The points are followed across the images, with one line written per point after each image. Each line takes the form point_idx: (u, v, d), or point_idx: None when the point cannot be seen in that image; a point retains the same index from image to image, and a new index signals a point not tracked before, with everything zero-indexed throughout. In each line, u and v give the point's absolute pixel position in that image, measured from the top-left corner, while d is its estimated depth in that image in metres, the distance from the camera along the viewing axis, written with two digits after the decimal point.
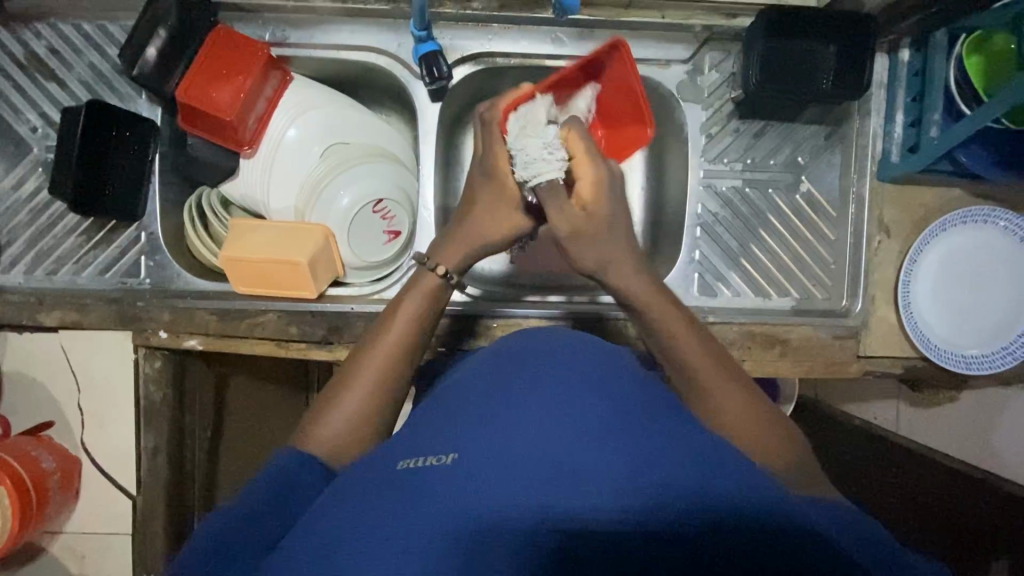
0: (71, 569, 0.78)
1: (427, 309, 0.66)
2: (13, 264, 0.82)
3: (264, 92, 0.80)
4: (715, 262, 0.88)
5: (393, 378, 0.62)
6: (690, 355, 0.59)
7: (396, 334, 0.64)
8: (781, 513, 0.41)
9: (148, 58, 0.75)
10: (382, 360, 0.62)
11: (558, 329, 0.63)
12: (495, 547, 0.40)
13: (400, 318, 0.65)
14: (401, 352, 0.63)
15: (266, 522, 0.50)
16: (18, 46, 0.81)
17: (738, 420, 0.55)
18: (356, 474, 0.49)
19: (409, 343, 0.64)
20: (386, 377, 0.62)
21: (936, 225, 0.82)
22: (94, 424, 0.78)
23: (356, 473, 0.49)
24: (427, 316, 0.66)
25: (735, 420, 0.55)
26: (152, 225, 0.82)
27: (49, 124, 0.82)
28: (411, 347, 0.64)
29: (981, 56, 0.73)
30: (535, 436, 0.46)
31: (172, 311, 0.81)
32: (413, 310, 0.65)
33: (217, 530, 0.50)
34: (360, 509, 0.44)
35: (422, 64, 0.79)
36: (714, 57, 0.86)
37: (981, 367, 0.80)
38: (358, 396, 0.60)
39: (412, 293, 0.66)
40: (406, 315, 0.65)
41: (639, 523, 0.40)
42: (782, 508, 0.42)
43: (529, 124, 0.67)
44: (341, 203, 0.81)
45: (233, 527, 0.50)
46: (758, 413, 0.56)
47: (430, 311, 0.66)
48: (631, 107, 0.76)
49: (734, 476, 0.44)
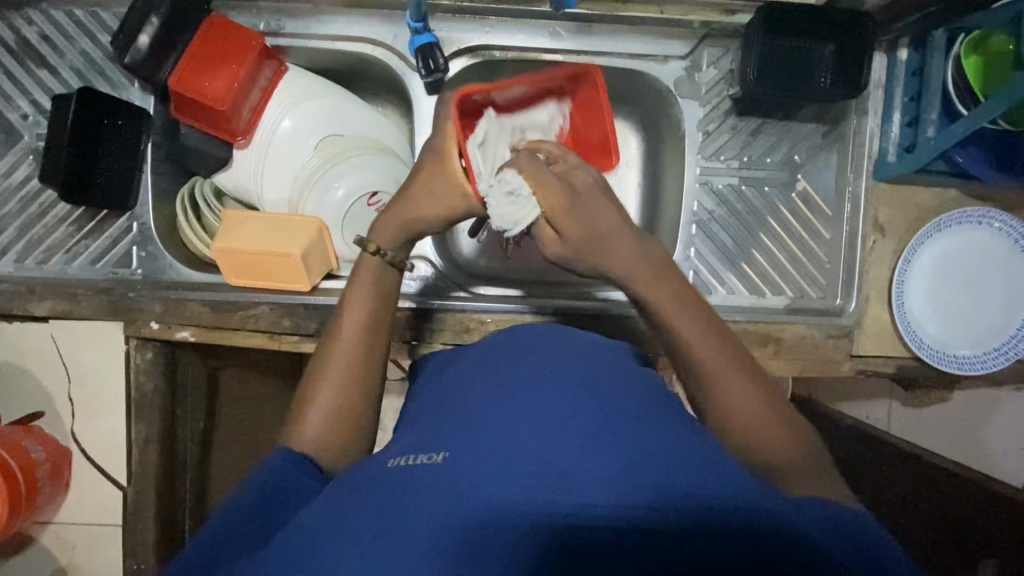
0: (62, 559, 0.78)
1: (382, 291, 0.67)
2: (3, 254, 0.81)
3: (258, 82, 0.79)
4: (710, 260, 0.88)
5: (368, 368, 0.63)
6: (707, 356, 0.56)
7: (354, 313, 0.65)
8: (773, 517, 0.41)
9: (140, 45, 0.74)
10: (352, 347, 0.63)
11: (550, 326, 0.62)
12: (487, 549, 0.40)
13: (358, 302, 0.66)
14: (369, 337, 0.64)
15: (259, 524, 0.49)
16: (10, 32, 0.80)
17: (759, 421, 0.53)
18: (347, 473, 0.49)
19: (366, 319, 0.65)
20: (362, 366, 0.63)
21: (931, 225, 0.82)
22: (86, 414, 0.78)
23: (347, 472, 0.49)
24: (385, 296, 0.67)
25: (751, 418, 0.54)
26: (144, 215, 0.81)
27: (41, 112, 0.81)
28: (377, 330, 0.65)
29: (980, 56, 0.72)
30: (527, 437, 0.46)
31: (163, 303, 0.80)
32: (368, 295, 0.66)
33: (212, 530, 0.49)
34: (351, 505, 0.44)
35: (418, 56, 0.79)
36: (712, 53, 0.85)
37: (972, 367, 0.81)
38: (331, 387, 0.61)
39: (362, 276, 0.67)
40: (361, 297, 0.66)
41: (629, 520, 0.40)
42: (775, 512, 0.42)
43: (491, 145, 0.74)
44: (336, 195, 0.81)
45: (228, 524, 0.49)
46: (778, 415, 0.54)
47: (386, 292, 0.67)
48: (599, 142, 0.80)
49: (722, 475, 0.44)
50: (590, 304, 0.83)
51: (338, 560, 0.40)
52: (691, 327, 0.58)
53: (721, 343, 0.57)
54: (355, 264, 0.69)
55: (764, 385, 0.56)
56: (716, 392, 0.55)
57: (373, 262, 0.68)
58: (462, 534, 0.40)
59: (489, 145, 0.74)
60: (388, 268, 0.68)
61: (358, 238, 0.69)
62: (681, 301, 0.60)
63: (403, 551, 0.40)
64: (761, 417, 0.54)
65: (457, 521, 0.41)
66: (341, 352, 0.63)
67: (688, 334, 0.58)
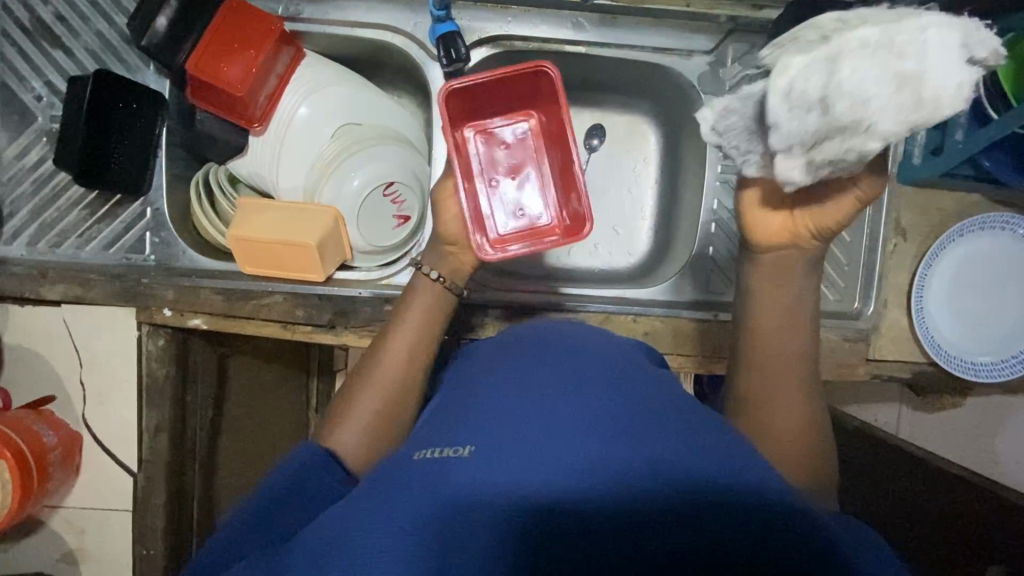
0: (72, 543, 0.78)
1: (429, 310, 0.70)
2: (15, 237, 0.80)
3: (276, 68, 0.78)
4: (727, 255, 0.86)
5: (410, 386, 0.66)
6: (775, 353, 0.58)
7: (405, 324, 0.69)
8: (804, 526, 0.40)
9: (158, 28, 0.73)
10: (396, 361, 0.67)
11: (586, 324, 0.62)
12: (505, 546, 0.39)
13: (406, 317, 0.69)
14: (413, 357, 0.67)
15: (287, 522, 0.51)
16: (24, 11, 0.79)
17: (786, 432, 0.56)
18: (376, 467, 0.50)
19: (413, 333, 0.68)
20: (402, 379, 0.66)
21: (953, 230, 0.82)
22: (96, 399, 0.78)
23: (376, 466, 0.50)
24: (437, 319, 0.71)
25: (784, 430, 0.56)
26: (158, 202, 0.81)
27: (54, 93, 0.80)
28: (422, 348, 0.68)
29: (1015, 58, 0.70)
30: (550, 428, 0.45)
31: (176, 289, 0.79)
32: (419, 317, 0.70)
33: (242, 522, 0.51)
34: (376, 502, 0.44)
35: (439, 45, 0.78)
36: (738, 49, 0.82)
37: (991, 375, 0.80)
38: (373, 393, 0.64)
39: (416, 297, 0.71)
40: (412, 316, 0.69)
41: (655, 512, 0.39)
42: (807, 520, 0.40)
43: (839, 147, 0.46)
44: (351, 185, 0.79)
45: (255, 515, 0.51)
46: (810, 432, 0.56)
47: (438, 317, 0.71)
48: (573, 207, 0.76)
49: (754, 475, 0.43)
50: (607, 304, 0.82)
51: (363, 553, 0.41)
52: (778, 332, 0.59)
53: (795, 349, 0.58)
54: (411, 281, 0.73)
55: (811, 410, 0.57)
56: (769, 397, 0.57)
57: (431, 285, 0.71)
58: (482, 528, 0.40)
59: (859, 138, 0.45)
60: (441, 289, 0.71)
61: (415, 261, 0.73)
62: (784, 324, 0.59)
63: (417, 544, 0.40)
64: (798, 434, 0.56)
65: (475, 513, 0.41)
66: (386, 364, 0.66)
67: (772, 334, 0.58)
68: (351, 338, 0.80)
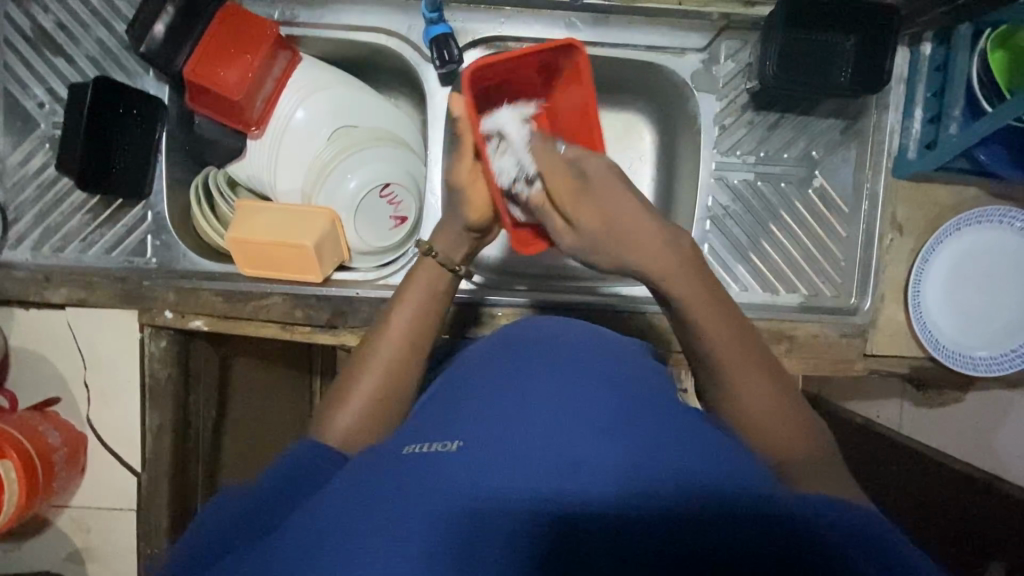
0: (77, 542, 0.79)
1: (433, 293, 0.70)
2: (20, 241, 0.82)
3: (272, 72, 0.79)
4: (722, 254, 0.87)
5: (409, 372, 0.65)
6: (726, 350, 0.57)
7: (412, 307, 0.68)
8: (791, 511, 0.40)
9: (155, 34, 0.74)
10: (396, 348, 0.66)
11: (577, 320, 0.62)
12: (495, 538, 0.39)
13: (408, 304, 0.68)
14: (410, 340, 0.67)
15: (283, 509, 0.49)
16: (27, 20, 0.80)
17: (778, 432, 0.53)
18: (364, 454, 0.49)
19: (417, 321, 0.68)
20: (400, 366, 0.65)
21: (951, 223, 0.81)
22: (100, 400, 0.79)
23: (367, 455, 0.49)
24: (435, 303, 0.70)
25: (775, 427, 0.54)
26: (159, 205, 0.82)
27: (56, 100, 0.82)
28: (422, 330, 0.68)
29: (1006, 52, 0.70)
30: (536, 426, 0.45)
31: (177, 292, 0.81)
32: (418, 300, 0.69)
33: (235, 512, 0.51)
34: (363, 486, 0.43)
35: (433, 47, 0.78)
36: (731, 46, 0.84)
37: (990, 368, 0.80)
38: (368, 380, 0.63)
39: (419, 280, 0.70)
40: (414, 297, 0.69)
41: (652, 516, 0.39)
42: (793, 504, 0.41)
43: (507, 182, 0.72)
44: (349, 186, 0.80)
45: (249, 506, 0.51)
46: (804, 429, 0.54)
47: (438, 300, 0.70)
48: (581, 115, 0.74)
49: (738, 467, 0.43)
50: (599, 301, 0.83)
51: (353, 543, 0.39)
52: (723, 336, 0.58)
53: (759, 357, 0.57)
54: (416, 264, 0.72)
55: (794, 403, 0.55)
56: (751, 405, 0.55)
57: (434, 265, 0.71)
58: (470, 526, 0.39)
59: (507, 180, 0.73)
60: (446, 274, 0.71)
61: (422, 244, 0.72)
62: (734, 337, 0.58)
63: (406, 538, 0.39)
64: (794, 432, 0.54)
65: (468, 507, 0.40)
66: (386, 344, 0.66)
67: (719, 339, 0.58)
68: (350, 338, 0.81)
